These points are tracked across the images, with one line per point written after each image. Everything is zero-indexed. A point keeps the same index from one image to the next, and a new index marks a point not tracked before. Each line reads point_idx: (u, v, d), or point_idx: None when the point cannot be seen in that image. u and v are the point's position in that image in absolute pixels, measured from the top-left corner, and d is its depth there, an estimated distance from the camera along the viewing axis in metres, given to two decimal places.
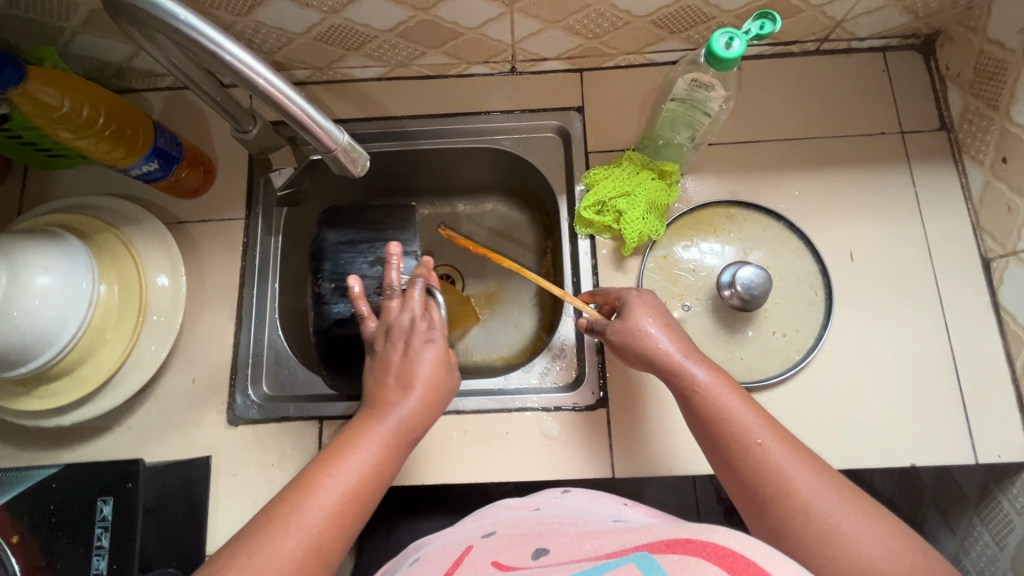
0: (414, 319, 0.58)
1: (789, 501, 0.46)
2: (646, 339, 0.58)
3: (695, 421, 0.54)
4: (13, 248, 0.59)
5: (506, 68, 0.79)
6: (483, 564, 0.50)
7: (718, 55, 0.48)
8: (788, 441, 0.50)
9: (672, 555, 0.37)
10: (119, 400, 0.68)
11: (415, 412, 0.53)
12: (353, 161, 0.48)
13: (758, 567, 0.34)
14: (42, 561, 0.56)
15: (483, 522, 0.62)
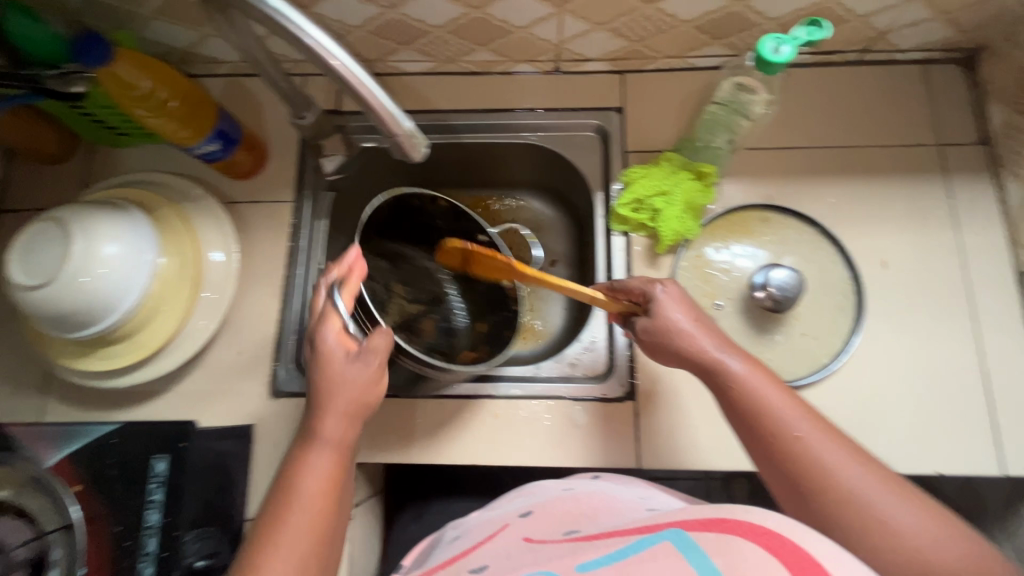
0: (316, 328, 0.57)
1: (829, 493, 0.48)
2: (677, 333, 0.59)
3: (731, 413, 0.55)
4: (89, 220, 0.65)
5: (550, 67, 0.82)
6: (515, 539, 0.57)
7: (766, 61, 0.50)
8: (825, 431, 0.51)
9: (708, 534, 0.40)
10: (171, 365, 0.72)
11: (348, 415, 0.56)
12: (413, 148, 0.51)
13: (794, 544, 0.36)
14: (100, 509, 0.60)
15: (519, 500, 0.66)
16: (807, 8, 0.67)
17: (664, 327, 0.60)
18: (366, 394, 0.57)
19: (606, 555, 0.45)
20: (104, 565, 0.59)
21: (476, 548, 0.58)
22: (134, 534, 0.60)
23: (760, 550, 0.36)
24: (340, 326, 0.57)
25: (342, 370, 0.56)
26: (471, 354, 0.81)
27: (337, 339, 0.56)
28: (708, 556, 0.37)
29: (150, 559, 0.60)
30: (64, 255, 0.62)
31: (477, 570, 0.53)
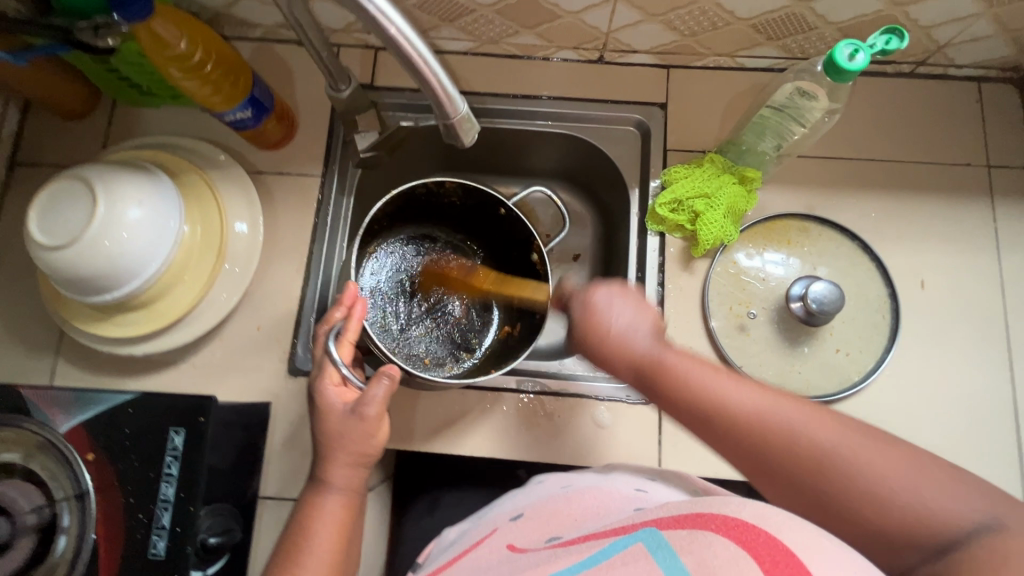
0: (315, 381, 0.59)
1: (808, 470, 0.44)
2: (607, 334, 0.55)
3: (673, 409, 0.51)
4: (111, 180, 0.62)
5: (595, 56, 0.79)
6: (498, 548, 0.52)
7: (839, 67, 0.48)
8: (778, 399, 0.46)
9: (680, 531, 0.38)
10: (189, 337, 0.70)
11: (353, 464, 0.57)
12: (464, 131, 0.49)
13: (767, 535, 0.33)
14: (114, 479, 0.59)
15: (518, 499, 0.62)
16: (871, 14, 0.65)
17: (593, 328, 0.55)
18: (366, 446, 0.57)
19: (577, 561, 0.41)
20: (116, 536, 0.58)
21: (459, 558, 0.54)
22: (148, 507, 0.58)
23: (733, 545, 0.34)
24: (336, 377, 0.58)
25: (339, 423, 0.57)
26: (505, 328, 0.82)
27: (334, 392, 0.58)
28: (679, 557, 0.35)
29: (163, 533, 0.58)
30: (89, 214, 0.60)
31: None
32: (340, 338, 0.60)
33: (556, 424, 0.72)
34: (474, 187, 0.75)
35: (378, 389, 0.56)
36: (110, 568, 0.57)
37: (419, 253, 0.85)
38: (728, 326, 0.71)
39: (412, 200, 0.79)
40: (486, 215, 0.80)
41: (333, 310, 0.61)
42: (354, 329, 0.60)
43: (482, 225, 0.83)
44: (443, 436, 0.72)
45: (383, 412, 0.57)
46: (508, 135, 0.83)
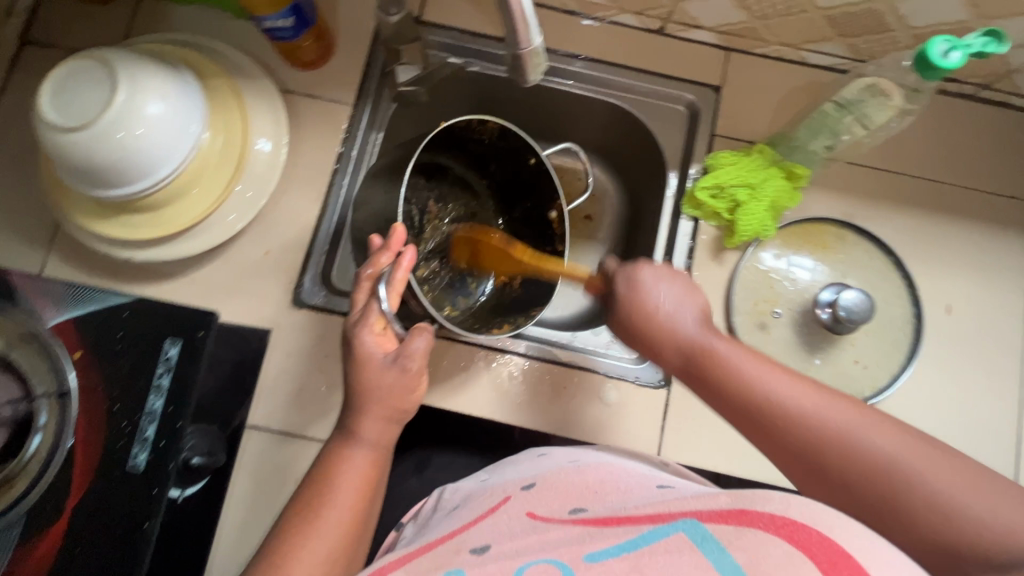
0: (355, 327, 0.55)
1: (858, 468, 0.44)
2: (654, 315, 0.55)
3: (717, 398, 0.51)
4: (136, 69, 0.58)
5: (656, 25, 0.75)
6: (518, 514, 0.50)
7: (933, 62, 0.50)
8: (827, 397, 0.47)
9: (727, 525, 0.36)
10: (194, 250, 0.67)
11: (387, 419, 0.55)
12: (532, 66, 0.47)
13: (821, 536, 0.33)
14: (100, 383, 0.56)
15: (523, 467, 0.60)
16: (953, 24, 0.62)
17: (639, 306, 0.56)
18: (403, 401, 0.55)
19: (616, 545, 0.40)
20: (96, 443, 0.55)
21: (474, 522, 0.52)
22: (133, 416, 0.56)
23: (786, 544, 0.33)
24: (379, 327, 0.55)
25: (378, 375, 0.54)
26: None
27: (374, 340, 0.55)
28: (728, 550, 0.35)
29: (146, 446, 0.55)
30: (108, 101, 0.56)
31: (478, 550, 0.46)
32: (388, 286, 0.56)
33: (560, 395, 0.71)
34: (521, 134, 0.71)
35: (420, 342, 0.54)
36: (86, 475, 0.54)
37: (432, 185, 0.79)
38: (749, 323, 0.69)
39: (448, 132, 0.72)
40: (516, 161, 0.76)
41: (379, 253, 0.57)
42: (403, 276, 0.56)
43: (507, 168, 0.78)
44: (444, 391, 0.70)
45: (422, 368, 0.55)
46: (552, 96, 0.79)
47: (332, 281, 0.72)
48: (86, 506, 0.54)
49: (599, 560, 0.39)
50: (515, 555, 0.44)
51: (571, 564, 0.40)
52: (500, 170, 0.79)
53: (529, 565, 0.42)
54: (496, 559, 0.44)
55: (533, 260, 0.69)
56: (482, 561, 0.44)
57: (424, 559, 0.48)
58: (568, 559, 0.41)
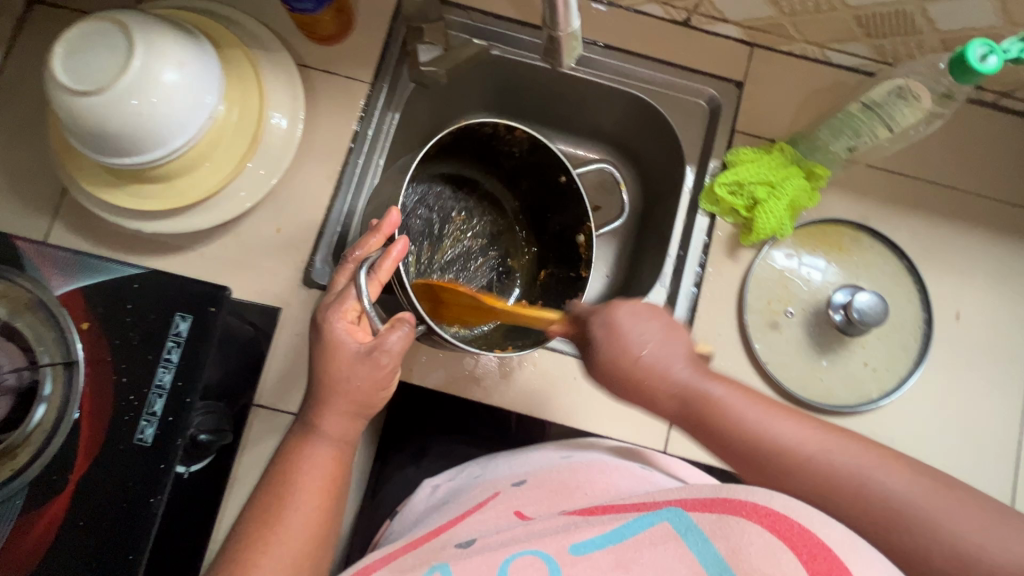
0: (327, 309, 0.54)
1: (867, 516, 0.44)
2: (638, 361, 0.51)
3: (718, 446, 0.50)
4: (153, 34, 0.56)
5: (681, 17, 0.74)
6: (505, 512, 0.51)
7: (971, 65, 0.50)
8: (826, 435, 0.47)
9: (709, 514, 0.38)
10: (204, 224, 0.65)
11: (349, 413, 0.54)
12: (567, 50, 0.47)
13: (801, 527, 0.34)
14: (108, 355, 0.55)
15: (514, 463, 0.61)
16: (983, 30, 0.61)
17: (622, 352, 0.52)
18: (372, 395, 0.54)
19: (601, 533, 0.41)
20: (103, 416, 0.54)
21: (461, 518, 0.52)
22: (142, 390, 0.55)
23: (767, 534, 0.34)
24: (352, 314, 0.54)
25: (350, 366, 0.53)
26: (523, 302, 0.81)
27: (346, 327, 0.53)
28: (710, 541, 0.36)
29: (154, 420, 0.54)
30: (123, 66, 0.54)
31: (464, 544, 0.47)
32: (373, 272, 0.55)
33: (569, 386, 0.71)
34: (546, 146, 0.70)
35: (395, 336, 0.52)
36: (92, 447, 0.53)
37: (458, 197, 0.82)
38: (761, 321, 0.69)
39: (471, 137, 0.74)
40: (545, 176, 0.77)
41: (368, 237, 0.57)
42: (391, 266, 0.55)
43: (536, 187, 0.80)
44: (453, 378, 0.70)
45: (396, 365, 0.54)
46: (572, 85, 0.78)
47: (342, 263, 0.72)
48: (91, 479, 0.53)
49: (584, 552, 0.40)
50: (500, 547, 0.44)
51: (557, 554, 0.41)
52: (529, 189, 0.81)
53: (515, 556, 0.42)
54: (481, 551, 0.44)
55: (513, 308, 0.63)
56: (467, 553, 0.45)
57: (410, 556, 0.47)
58: (555, 550, 0.41)
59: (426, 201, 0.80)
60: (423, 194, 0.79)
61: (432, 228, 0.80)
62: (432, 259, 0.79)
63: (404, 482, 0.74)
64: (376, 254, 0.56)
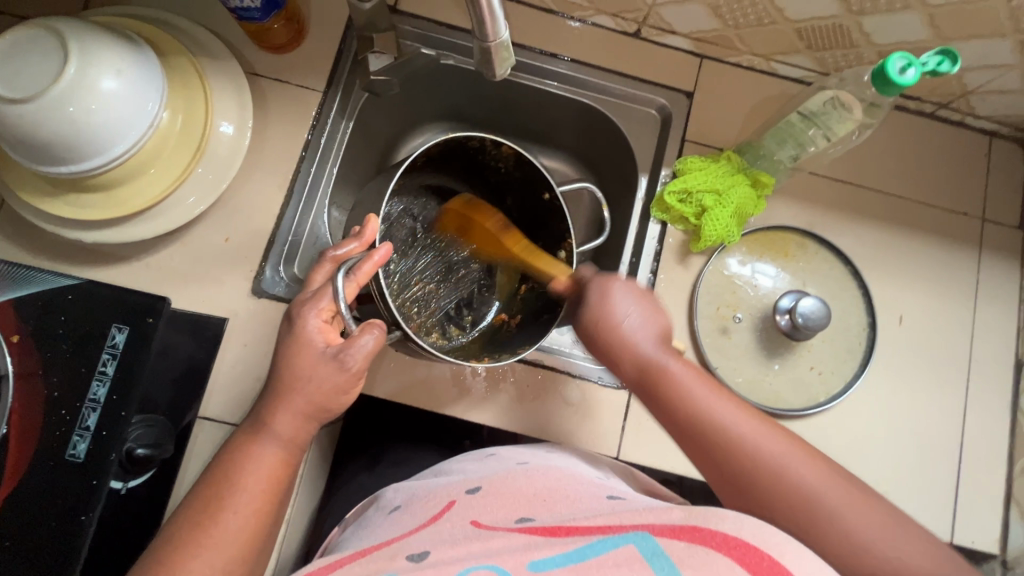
0: (302, 305, 0.53)
1: (784, 499, 0.45)
2: (615, 326, 0.55)
3: (668, 417, 0.51)
4: (91, 41, 0.55)
5: (632, 28, 0.75)
6: (461, 521, 0.48)
7: (890, 78, 0.52)
8: (771, 431, 0.48)
9: (679, 542, 0.37)
10: (146, 233, 0.64)
11: (305, 415, 0.52)
12: (500, 60, 0.47)
13: (772, 560, 0.34)
14: (38, 368, 0.53)
15: (470, 470, 0.59)
16: (914, 43, 0.63)
17: (603, 315, 0.55)
18: (330, 400, 0.53)
19: (564, 554, 0.39)
20: (32, 431, 0.52)
21: (415, 529, 0.50)
22: (74, 404, 0.53)
23: (738, 568, 0.34)
24: (327, 314, 0.53)
25: (314, 365, 0.51)
26: (502, 317, 0.80)
27: (318, 327, 0.52)
28: (677, 566, 0.35)
29: (87, 435, 0.53)
30: (58, 73, 0.53)
31: (415, 557, 0.44)
32: (350, 274, 0.54)
33: (523, 394, 0.70)
34: (531, 160, 0.70)
35: (367, 339, 0.51)
36: (19, 464, 0.51)
37: None
38: (711, 327, 0.70)
39: (462, 150, 0.74)
40: (531, 193, 0.76)
41: (350, 241, 0.57)
42: (371, 269, 0.54)
43: (520, 202, 0.79)
44: (405, 386, 0.69)
45: (362, 369, 0.53)
46: (527, 94, 0.78)
47: (294, 273, 0.71)
48: (19, 497, 0.51)
49: (542, 569, 0.39)
50: (454, 561, 0.42)
51: (513, 570, 0.39)
52: (514, 204, 0.80)
53: (468, 571, 0.40)
54: (434, 565, 0.42)
55: (528, 254, 0.69)
56: (419, 567, 0.42)
57: (358, 565, 0.45)
58: (512, 567, 0.40)
59: (411, 211, 0.80)
60: (408, 203, 0.79)
61: (416, 237, 0.80)
62: (414, 269, 0.78)
63: (357, 493, 0.73)
64: (357, 258, 0.56)
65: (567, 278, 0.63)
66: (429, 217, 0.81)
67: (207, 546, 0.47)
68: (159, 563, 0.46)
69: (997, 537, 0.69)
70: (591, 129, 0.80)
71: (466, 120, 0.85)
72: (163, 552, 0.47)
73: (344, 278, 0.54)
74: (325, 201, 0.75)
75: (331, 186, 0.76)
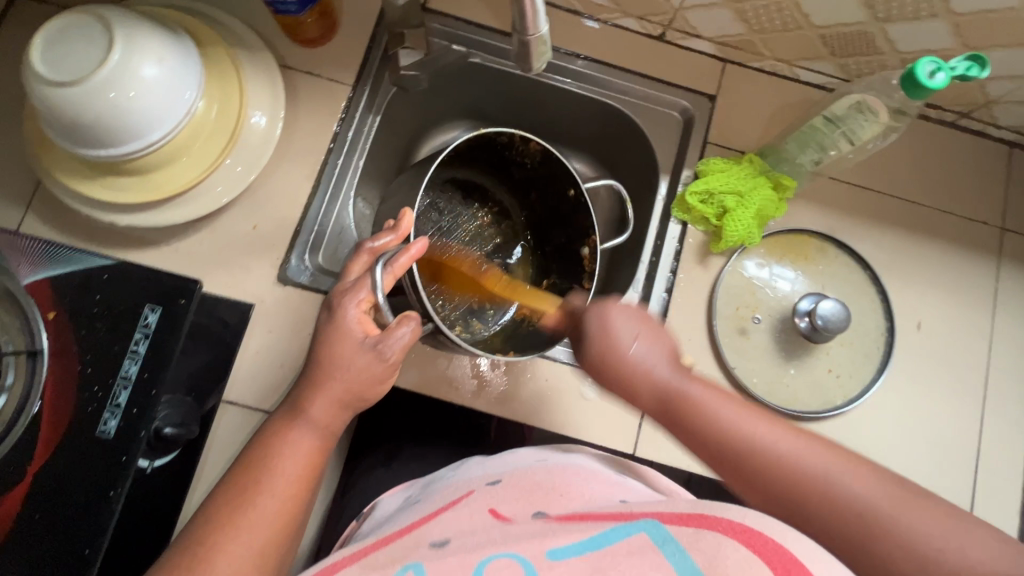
0: (341, 296, 0.54)
1: (834, 512, 0.44)
2: (623, 358, 0.56)
3: (696, 442, 0.52)
4: (134, 29, 0.57)
5: (657, 31, 0.76)
6: (479, 511, 0.49)
7: (919, 81, 0.53)
8: (800, 438, 0.48)
9: (686, 529, 0.38)
10: (177, 219, 0.65)
11: (339, 403, 0.53)
12: (537, 54, 0.49)
13: (777, 543, 0.34)
14: (73, 345, 0.54)
15: (487, 463, 0.59)
16: (939, 51, 0.64)
17: (610, 346, 0.56)
18: (366, 389, 0.54)
19: (578, 541, 0.40)
20: (65, 407, 0.53)
21: (434, 515, 0.50)
22: (106, 381, 0.54)
23: (744, 549, 0.34)
24: (366, 305, 0.54)
25: (354, 355, 0.53)
26: None
27: (357, 318, 0.53)
28: (688, 553, 0.35)
29: (118, 412, 0.54)
30: (102, 59, 0.55)
31: (437, 544, 0.45)
32: (388, 265, 0.55)
33: (542, 389, 0.71)
34: (559, 158, 0.71)
35: (404, 331, 0.52)
36: (53, 437, 0.52)
37: (468, 203, 0.83)
38: (730, 327, 0.71)
39: (489, 146, 0.75)
40: (556, 190, 0.77)
41: (386, 234, 0.58)
42: (407, 262, 0.55)
43: (544, 198, 0.80)
44: (425, 377, 0.70)
45: (397, 360, 0.54)
46: (551, 92, 0.79)
47: (318, 262, 0.72)
48: (51, 470, 0.52)
49: (561, 558, 0.39)
50: (475, 549, 0.42)
51: (533, 559, 0.39)
52: (538, 200, 0.81)
53: (489, 558, 0.40)
54: (455, 552, 0.42)
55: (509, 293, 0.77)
56: (441, 555, 0.43)
57: (381, 552, 0.46)
58: (531, 554, 0.40)
59: (437, 206, 0.81)
60: (433, 198, 0.81)
61: (442, 231, 0.81)
62: (440, 262, 0.80)
63: (374, 483, 0.73)
64: (393, 251, 0.57)
65: (554, 316, 0.70)
66: (454, 212, 0.82)
67: (244, 527, 0.47)
68: (193, 540, 0.47)
69: None
70: (612, 130, 0.81)
71: (491, 119, 0.86)
72: (199, 532, 0.47)
73: (382, 269, 0.55)
74: (350, 192, 0.76)
75: (357, 178, 0.77)
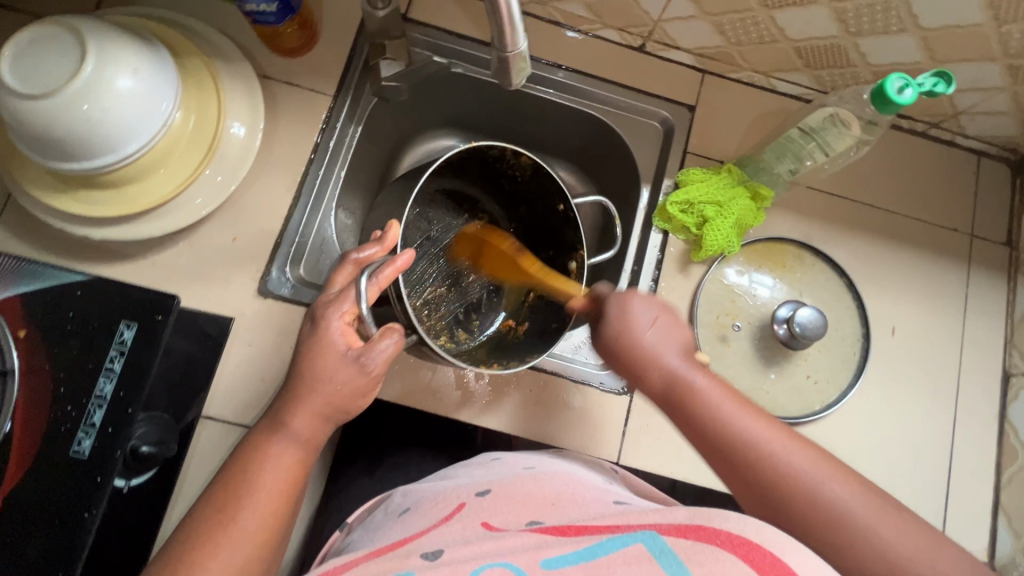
0: (326, 307, 0.54)
1: (818, 522, 0.46)
2: (636, 338, 0.56)
3: (694, 432, 0.52)
4: (107, 41, 0.56)
5: (637, 43, 0.77)
6: (471, 523, 0.49)
7: (889, 97, 0.55)
8: (795, 442, 0.49)
9: (685, 540, 0.38)
10: (153, 232, 0.64)
11: (320, 414, 0.52)
12: (517, 70, 0.49)
13: (774, 557, 0.34)
14: (45, 363, 0.53)
15: (477, 473, 0.59)
16: (908, 64, 0.66)
17: (625, 330, 0.56)
18: (349, 402, 0.53)
19: (573, 551, 0.40)
20: (37, 428, 0.52)
21: (425, 530, 0.50)
22: (80, 400, 0.53)
23: (742, 564, 0.34)
24: (350, 316, 0.54)
25: (338, 367, 0.52)
26: (509, 323, 0.80)
27: (341, 329, 0.53)
28: (684, 564, 0.36)
29: (92, 432, 0.53)
30: (75, 71, 0.54)
31: (430, 555, 0.44)
32: (372, 277, 0.54)
33: (526, 398, 0.71)
34: (548, 172, 0.71)
35: (387, 343, 0.52)
36: (23, 458, 0.51)
37: (457, 213, 0.83)
38: (711, 335, 0.72)
39: (479, 158, 0.75)
40: (545, 202, 0.77)
41: (370, 245, 0.58)
42: (392, 273, 0.55)
43: (533, 211, 0.80)
44: (409, 389, 0.69)
45: (381, 373, 0.54)
46: (533, 102, 0.79)
47: (299, 274, 0.71)
48: (23, 493, 0.51)
49: (554, 567, 0.39)
50: (467, 559, 0.42)
51: (526, 568, 0.40)
52: (527, 214, 0.81)
53: (482, 570, 0.40)
54: (449, 562, 0.42)
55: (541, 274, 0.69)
56: (435, 566, 0.42)
57: (373, 564, 0.45)
58: (525, 564, 0.40)
59: (425, 216, 0.81)
60: (422, 209, 0.81)
61: (430, 240, 0.81)
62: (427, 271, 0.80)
63: (358, 496, 0.73)
64: (378, 262, 0.57)
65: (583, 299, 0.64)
66: (444, 223, 0.82)
67: (224, 546, 0.47)
68: (172, 561, 0.46)
69: (986, 547, 0.70)
70: (594, 140, 0.82)
71: (473, 129, 0.87)
72: (177, 553, 0.47)
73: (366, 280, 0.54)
74: (332, 205, 0.76)
75: (338, 191, 0.76)
